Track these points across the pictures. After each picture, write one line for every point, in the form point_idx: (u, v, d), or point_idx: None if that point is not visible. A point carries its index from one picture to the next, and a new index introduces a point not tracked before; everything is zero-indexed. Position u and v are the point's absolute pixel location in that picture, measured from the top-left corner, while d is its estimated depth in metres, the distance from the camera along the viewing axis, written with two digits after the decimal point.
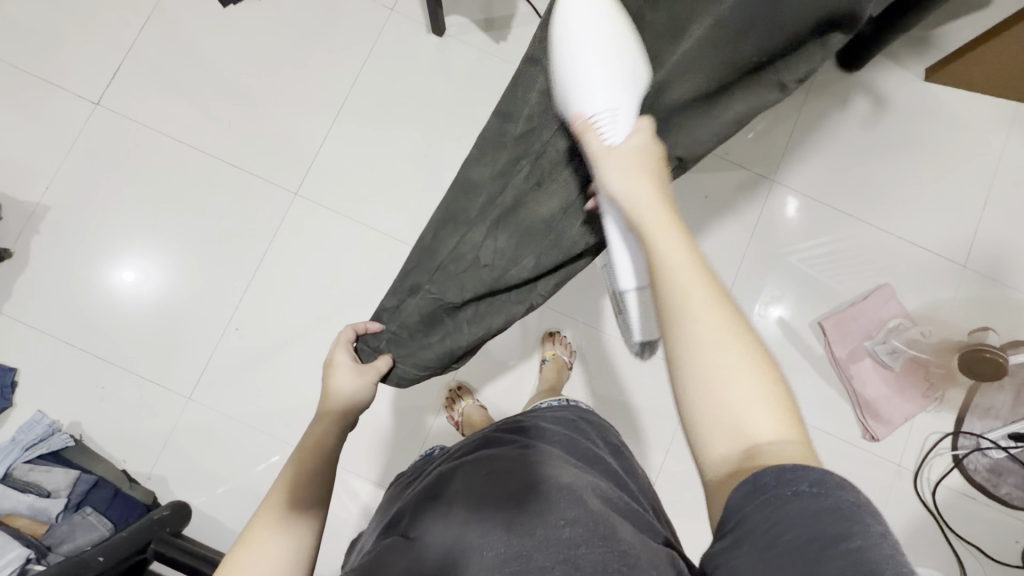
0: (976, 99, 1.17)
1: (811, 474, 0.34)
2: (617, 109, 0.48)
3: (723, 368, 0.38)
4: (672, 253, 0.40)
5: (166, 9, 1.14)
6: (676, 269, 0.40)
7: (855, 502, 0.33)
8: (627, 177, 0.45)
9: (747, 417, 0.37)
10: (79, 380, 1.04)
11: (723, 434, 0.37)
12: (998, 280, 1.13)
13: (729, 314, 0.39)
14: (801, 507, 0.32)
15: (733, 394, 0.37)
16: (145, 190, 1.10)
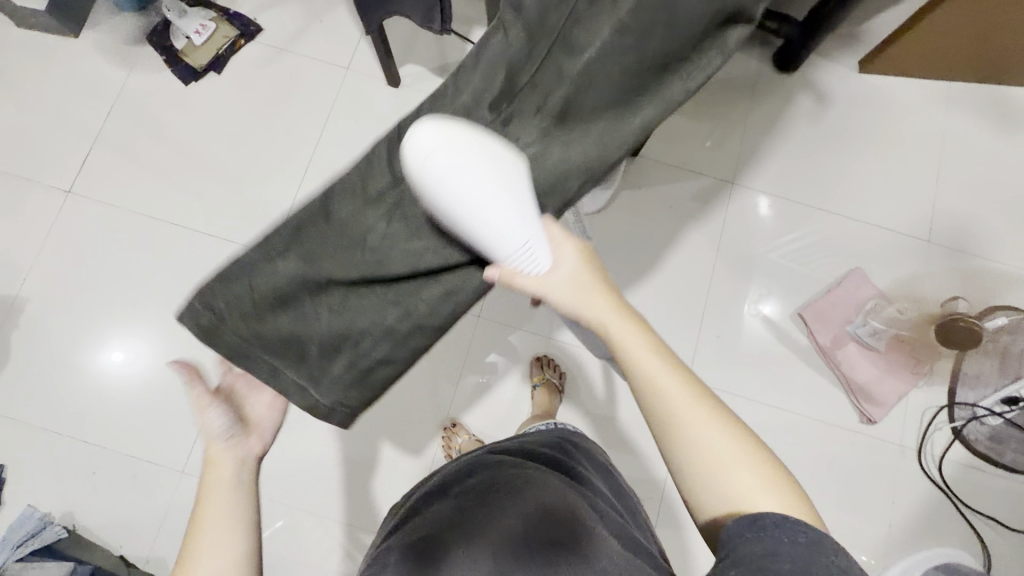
0: (911, 83, 1.23)
1: (810, 532, 0.38)
2: (532, 238, 0.50)
3: (715, 452, 0.44)
4: (648, 363, 0.47)
5: (130, 94, 1.18)
6: (655, 379, 0.47)
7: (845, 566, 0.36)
8: (588, 298, 0.52)
9: (743, 492, 0.43)
10: (69, 469, 1.03)
11: (717, 503, 0.43)
12: (963, 250, 1.16)
13: (715, 406, 0.46)
14: (794, 550, 0.36)
15: (731, 474, 0.43)
16: (122, 269, 1.11)
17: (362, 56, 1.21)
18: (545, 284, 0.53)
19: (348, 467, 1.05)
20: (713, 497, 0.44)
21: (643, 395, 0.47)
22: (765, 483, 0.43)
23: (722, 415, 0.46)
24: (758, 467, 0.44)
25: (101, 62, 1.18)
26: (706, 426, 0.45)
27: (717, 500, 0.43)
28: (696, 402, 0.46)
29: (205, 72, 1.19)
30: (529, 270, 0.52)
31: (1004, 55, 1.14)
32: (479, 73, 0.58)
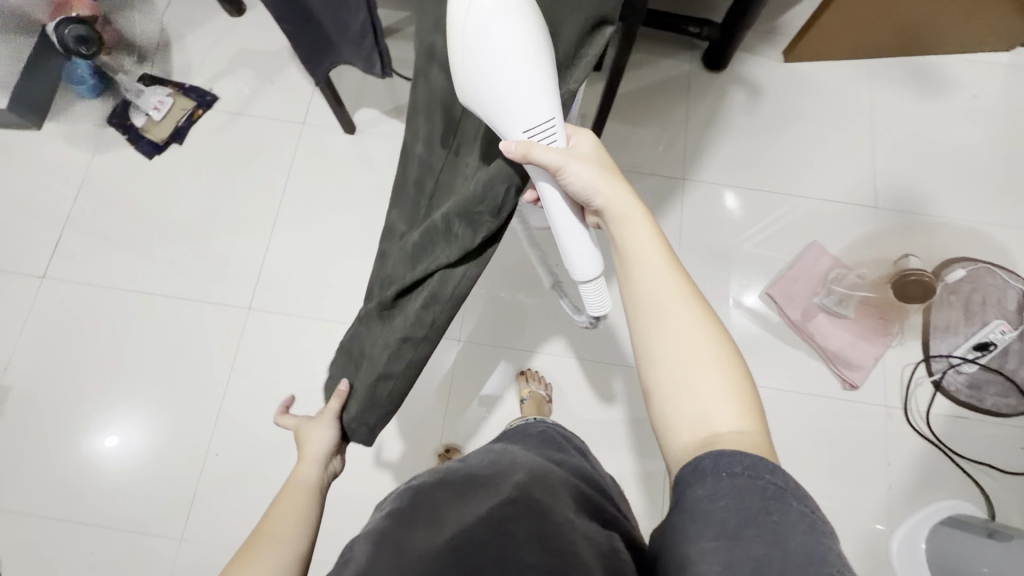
0: (832, 65, 1.32)
1: (748, 457, 0.37)
2: (557, 119, 0.45)
3: (695, 356, 0.43)
4: (654, 264, 0.46)
5: (97, 174, 1.22)
6: (656, 270, 0.46)
7: (781, 484, 0.36)
8: (608, 181, 0.48)
9: (708, 404, 0.42)
10: (68, 553, 1.01)
11: (689, 429, 0.42)
12: (910, 210, 1.22)
13: (709, 317, 0.45)
14: (734, 484, 0.36)
15: (704, 381, 0.42)
16: (103, 344, 1.13)
17: (316, 110, 1.27)
18: (566, 157, 0.46)
19: (349, 509, 1.05)
20: (681, 395, 0.43)
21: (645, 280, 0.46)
22: (735, 405, 0.42)
23: (710, 328, 0.44)
24: (733, 386, 0.42)
25: (64, 149, 1.23)
26: (696, 327, 0.44)
27: (685, 403, 0.42)
28: (691, 306, 0.45)
29: (167, 144, 1.24)
30: (546, 146, 0.45)
31: (915, 24, 1.23)
32: (424, 112, 0.56)
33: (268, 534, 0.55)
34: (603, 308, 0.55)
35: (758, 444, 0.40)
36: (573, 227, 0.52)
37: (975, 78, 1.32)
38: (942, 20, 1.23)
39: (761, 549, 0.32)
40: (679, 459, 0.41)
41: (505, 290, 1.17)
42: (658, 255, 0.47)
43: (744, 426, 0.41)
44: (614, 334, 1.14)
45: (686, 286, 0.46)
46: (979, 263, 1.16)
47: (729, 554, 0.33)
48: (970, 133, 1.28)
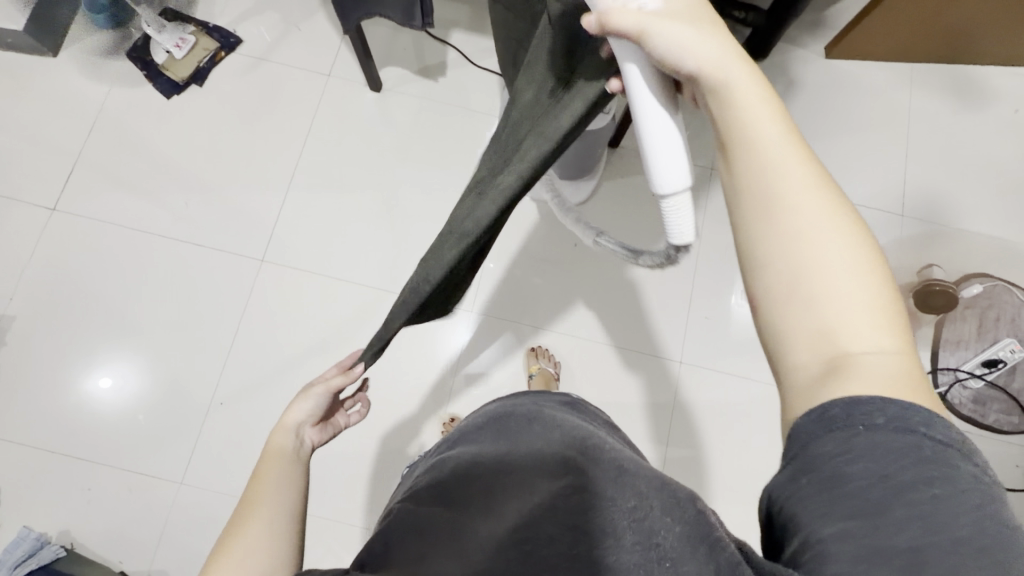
0: (872, 67, 1.29)
1: (892, 407, 0.31)
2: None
3: (824, 249, 0.35)
4: (771, 136, 0.38)
5: (113, 110, 1.18)
6: (771, 139, 0.38)
7: (940, 443, 0.30)
8: (705, 45, 0.39)
9: (842, 314, 0.34)
10: (65, 488, 1.01)
11: (816, 344, 0.35)
12: (934, 222, 1.21)
13: (837, 202, 0.37)
14: (873, 441, 0.30)
15: (831, 281, 0.35)
16: (109, 283, 1.11)
17: (342, 63, 1.23)
18: (653, 20, 0.40)
19: (347, 468, 1.06)
20: (801, 297, 0.35)
21: (759, 157, 0.37)
22: (874, 318, 0.34)
23: (838, 210, 0.36)
24: (871, 287, 0.35)
25: (79, 80, 1.18)
26: (824, 211, 0.36)
27: (806, 313, 0.35)
28: (816, 187, 0.37)
29: (186, 84, 1.20)
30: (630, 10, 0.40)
31: (962, 31, 1.20)
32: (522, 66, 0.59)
33: (257, 500, 0.52)
34: (685, 236, 0.45)
35: (902, 375, 0.33)
36: (660, 113, 0.44)
37: (1017, 92, 1.29)
38: (995, 24, 1.18)
39: (916, 534, 0.28)
40: (800, 390, 0.35)
41: (534, 245, 1.16)
42: (776, 125, 0.38)
43: (887, 345, 0.34)
44: (627, 318, 1.14)
45: (809, 164, 0.37)
46: (998, 281, 1.15)
47: (872, 537, 0.28)
48: (1003, 149, 1.26)
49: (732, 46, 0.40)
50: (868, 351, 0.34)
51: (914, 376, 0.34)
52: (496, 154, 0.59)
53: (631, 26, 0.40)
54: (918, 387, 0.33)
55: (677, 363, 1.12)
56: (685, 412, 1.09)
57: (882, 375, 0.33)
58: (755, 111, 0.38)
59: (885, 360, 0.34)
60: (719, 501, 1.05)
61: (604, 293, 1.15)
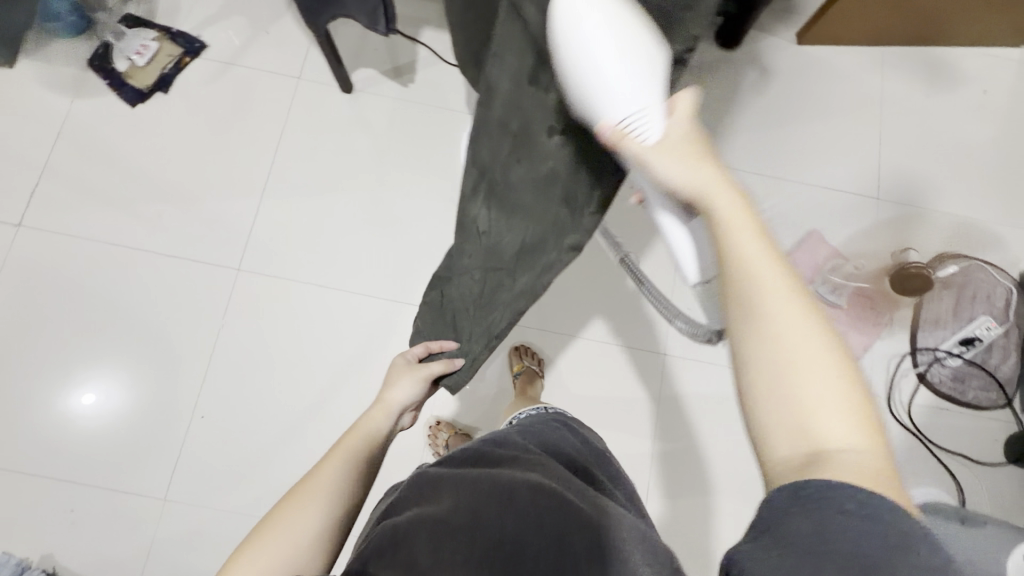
0: (844, 52, 1.30)
1: (864, 496, 0.33)
2: (647, 111, 0.44)
3: (801, 350, 0.36)
4: (748, 237, 0.38)
5: (77, 120, 1.14)
6: (752, 247, 0.38)
7: (905, 527, 0.32)
8: (689, 168, 0.42)
9: (822, 413, 0.35)
10: (46, 511, 0.99)
11: (795, 439, 0.35)
12: (909, 204, 1.22)
13: (812, 303, 0.37)
14: (850, 526, 0.32)
15: (811, 383, 0.35)
16: (82, 299, 1.08)
17: (311, 66, 1.20)
18: (653, 149, 0.44)
19: None
20: (779, 395, 0.36)
21: (741, 260, 0.38)
22: (849, 416, 0.35)
23: (815, 319, 0.37)
24: (850, 389, 0.36)
25: (39, 91, 1.14)
26: (805, 316, 0.36)
27: (782, 410, 0.36)
28: (791, 288, 0.37)
29: (152, 92, 1.17)
30: (635, 140, 0.44)
31: (932, 13, 1.21)
32: (506, 50, 0.54)
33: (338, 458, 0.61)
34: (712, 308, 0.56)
35: (875, 471, 0.34)
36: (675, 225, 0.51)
37: (986, 73, 1.30)
38: (958, 10, 1.20)
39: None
40: (780, 479, 0.36)
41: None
42: (751, 228, 0.39)
43: (863, 444, 0.35)
44: (612, 312, 1.13)
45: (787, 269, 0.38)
46: (973, 259, 1.17)
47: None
48: (973, 130, 1.27)
49: (714, 162, 0.43)
50: (845, 447, 0.34)
51: (890, 477, 0.35)
52: (505, 147, 0.59)
53: (636, 153, 0.44)
54: (891, 485, 0.34)
55: (661, 356, 1.12)
56: (672, 403, 1.10)
57: (859, 472, 0.34)
58: (734, 221, 0.39)
59: (861, 458, 0.34)
60: (709, 489, 1.06)
61: (588, 287, 1.14)
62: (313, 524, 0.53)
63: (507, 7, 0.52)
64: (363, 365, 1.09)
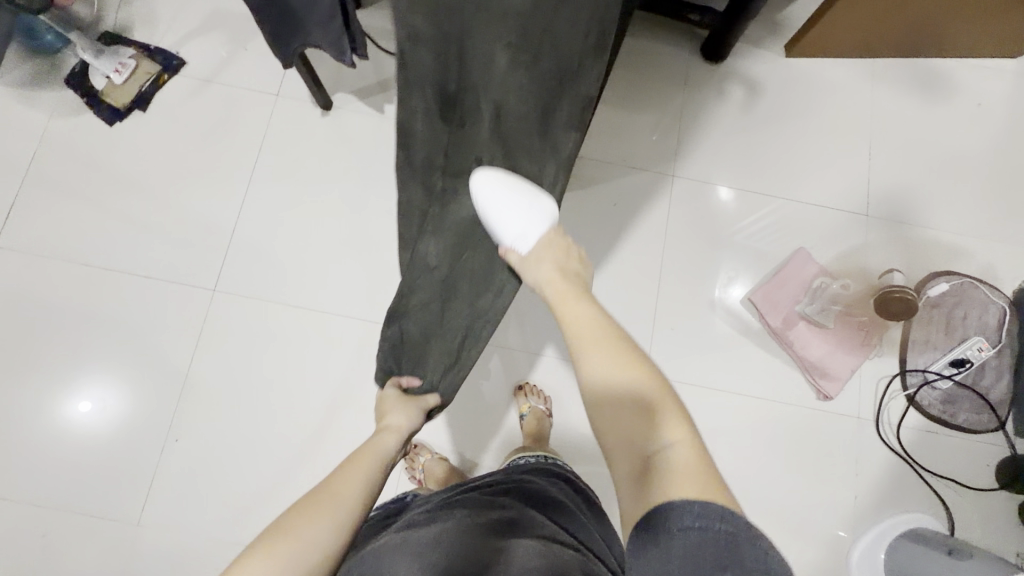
0: (834, 64, 1.27)
1: (695, 508, 0.45)
2: (528, 231, 0.72)
3: (615, 381, 0.58)
4: (577, 319, 0.66)
5: (53, 139, 1.14)
6: (580, 320, 0.66)
7: (729, 530, 0.43)
8: (543, 272, 0.72)
9: (640, 426, 0.55)
10: (17, 535, 0.98)
11: (629, 448, 0.54)
12: (900, 221, 1.19)
13: (623, 352, 0.60)
14: (690, 541, 0.43)
15: (627, 404, 0.57)
16: (58, 319, 1.07)
17: (291, 83, 1.19)
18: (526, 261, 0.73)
19: None
20: (611, 416, 0.57)
21: (575, 335, 0.65)
22: (659, 422, 0.54)
23: (626, 366, 0.59)
24: (658, 404, 0.55)
25: (16, 110, 1.14)
26: (619, 364, 0.60)
27: (616, 426, 0.56)
28: (608, 348, 0.61)
29: (129, 110, 1.16)
30: (519, 252, 0.73)
31: (922, 25, 1.18)
32: (413, 92, 0.68)
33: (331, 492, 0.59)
34: None
35: (685, 461, 0.50)
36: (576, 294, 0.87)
37: (980, 84, 1.27)
38: (950, 21, 1.17)
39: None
40: (629, 480, 0.53)
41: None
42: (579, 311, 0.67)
43: (674, 440, 0.52)
44: None
45: (607, 336, 0.63)
46: (965, 277, 1.14)
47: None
48: (967, 143, 1.24)
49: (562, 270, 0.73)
50: (662, 447, 0.52)
51: (703, 469, 0.49)
52: (434, 182, 0.73)
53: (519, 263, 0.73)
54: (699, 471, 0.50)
55: None
56: None
57: (671, 461, 0.51)
58: (573, 304, 0.68)
59: (674, 452, 0.51)
60: None
61: None
62: (315, 546, 0.53)
63: (399, 58, 0.67)
64: (340, 385, 1.08)
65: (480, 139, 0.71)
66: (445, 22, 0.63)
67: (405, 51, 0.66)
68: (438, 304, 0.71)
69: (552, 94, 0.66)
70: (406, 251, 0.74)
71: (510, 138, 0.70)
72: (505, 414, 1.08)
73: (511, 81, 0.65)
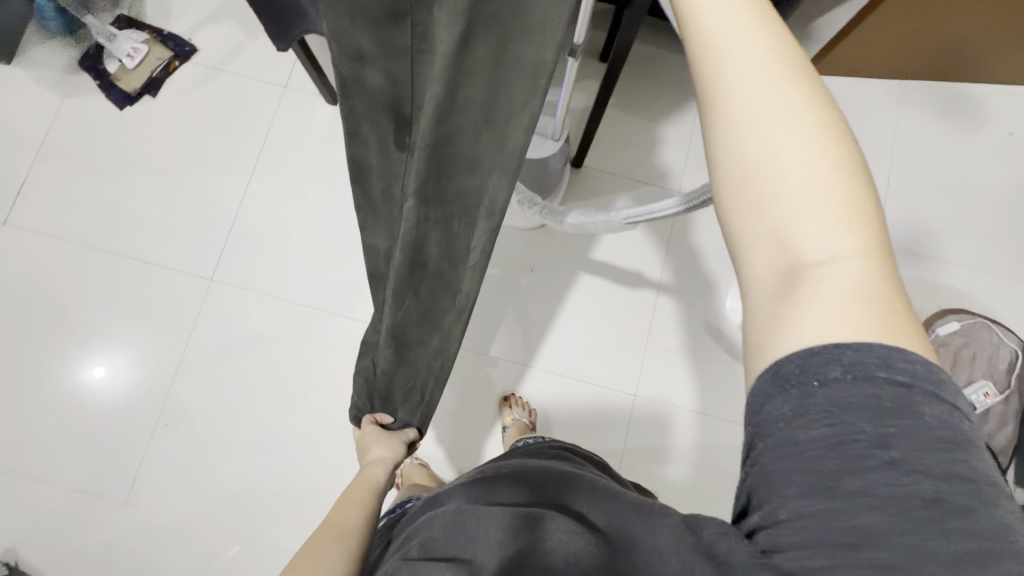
0: (858, 84, 1.22)
1: (849, 352, 0.29)
2: None
3: (772, 141, 0.30)
4: (732, 30, 0.30)
5: (65, 120, 1.15)
6: (719, 11, 0.30)
7: (908, 385, 0.29)
8: None
9: (796, 222, 0.30)
10: (11, 505, 1.02)
11: (770, 254, 0.30)
12: (913, 254, 1.14)
13: (809, 101, 0.30)
14: (833, 396, 0.29)
15: (785, 184, 0.29)
16: (60, 299, 1.10)
17: (299, 75, 1.19)
18: None
19: (289, 492, 1.04)
20: (753, 215, 0.30)
21: (710, 38, 0.30)
22: (830, 217, 0.29)
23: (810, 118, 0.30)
24: (837, 179, 0.29)
25: (32, 90, 1.16)
26: (780, 100, 0.30)
27: (760, 224, 0.30)
28: (785, 98, 0.30)
29: (140, 95, 1.17)
30: None
31: (957, 47, 1.11)
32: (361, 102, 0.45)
33: (334, 526, 0.62)
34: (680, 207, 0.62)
35: (865, 300, 0.29)
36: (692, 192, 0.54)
37: (1014, 114, 1.21)
38: (993, 43, 1.09)
39: (864, 513, 0.28)
40: (758, 301, 0.31)
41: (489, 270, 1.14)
42: (736, 16, 0.30)
43: (849, 250, 0.30)
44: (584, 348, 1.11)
45: (770, 40, 0.30)
46: (977, 317, 1.09)
47: (822, 520, 0.29)
48: (993, 176, 1.18)
49: None
50: (824, 259, 0.30)
51: (881, 291, 0.30)
52: (387, 213, 0.55)
53: None
54: (884, 313, 0.30)
55: (631, 397, 1.09)
56: (637, 447, 1.07)
57: (835, 289, 0.29)
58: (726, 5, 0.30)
59: (844, 268, 0.29)
60: None
61: (561, 321, 1.12)
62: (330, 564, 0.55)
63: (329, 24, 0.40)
64: (328, 382, 1.09)
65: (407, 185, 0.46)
66: (395, 33, 0.39)
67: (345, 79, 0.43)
68: (391, 352, 0.62)
69: (503, 143, 0.41)
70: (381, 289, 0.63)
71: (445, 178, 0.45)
72: (487, 422, 1.09)
73: (457, 112, 0.40)
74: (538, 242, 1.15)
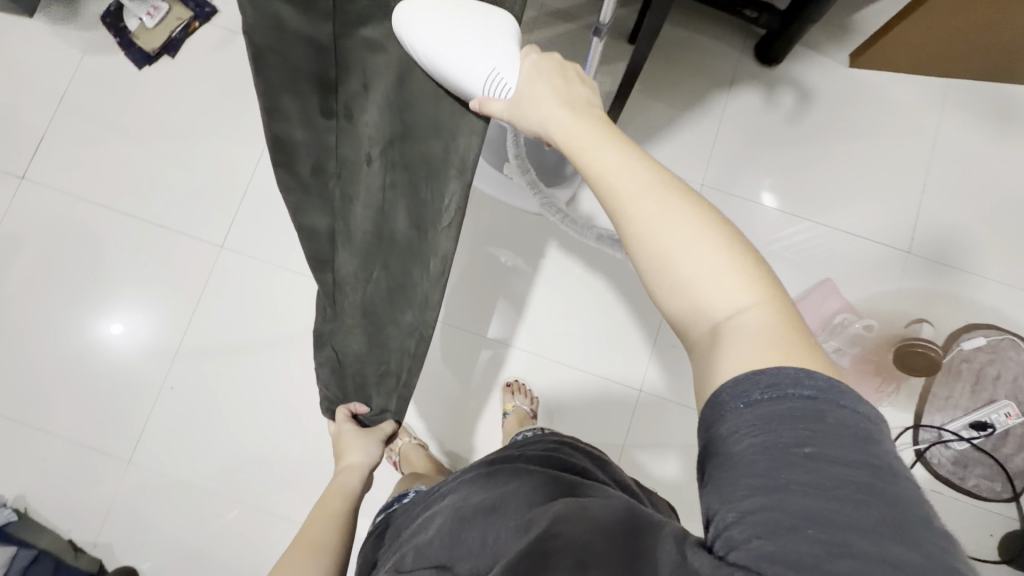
0: (902, 80, 1.15)
1: (767, 376, 0.31)
2: (496, 67, 0.49)
3: (662, 232, 0.37)
4: (604, 156, 0.42)
5: (84, 78, 1.15)
6: (592, 154, 0.42)
7: (818, 394, 0.30)
8: (541, 106, 0.47)
9: (706, 293, 0.36)
10: (21, 456, 1.04)
11: (691, 317, 0.36)
12: (943, 264, 1.09)
13: (681, 190, 0.38)
14: (761, 413, 0.30)
15: (685, 263, 0.36)
16: (73, 258, 1.11)
17: None
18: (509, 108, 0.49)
19: (286, 461, 1.05)
20: (668, 282, 0.37)
21: (598, 172, 0.41)
22: (736, 281, 0.35)
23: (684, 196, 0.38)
24: (723, 246, 0.36)
25: (53, 46, 1.16)
26: (648, 186, 0.39)
27: (674, 296, 0.37)
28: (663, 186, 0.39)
29: (158, 55, 1.16)
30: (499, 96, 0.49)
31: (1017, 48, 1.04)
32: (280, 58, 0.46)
33: (311, 533, 0.68)
34: None
35: (775, 333, 0.33)
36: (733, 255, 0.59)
37: None
38: None
39: (803, 501, 0.27)
40: (699, 367, 0.35)
41: (500, 253, 1.11)
42: (605, 150, 0.42)
43: (752, 302, 0.35)
44: (589, 338, 1.09)
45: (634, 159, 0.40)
46: (1007, 335, 1.05)
47: (766, 512, 0.28)
48: None
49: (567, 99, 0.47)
50: (732, 314, 0.35)
51: (793, 335, 0.33)
52: (327, 193, 0.56)
53: (505, 108, 0.49)
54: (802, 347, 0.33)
55: (634, 392, 1.07)
56: (636, 441, 1.06)
57: (749, 332, 0.34)
58: (593, 146, 0.43)
59: (752, 317, 0.34)
60: None
61: (568, 310, 1.10)
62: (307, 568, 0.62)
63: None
64: None
65: (372, 148, 0.55)
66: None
67: (260, 47, 0.45)
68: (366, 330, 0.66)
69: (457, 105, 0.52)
70: (324, 273, 0.62)
71: (408, 131, 0.54)
72: (485, 408, 1.08)
73: (412, 79, 0.52)
74: (549, 228, 1.12)
